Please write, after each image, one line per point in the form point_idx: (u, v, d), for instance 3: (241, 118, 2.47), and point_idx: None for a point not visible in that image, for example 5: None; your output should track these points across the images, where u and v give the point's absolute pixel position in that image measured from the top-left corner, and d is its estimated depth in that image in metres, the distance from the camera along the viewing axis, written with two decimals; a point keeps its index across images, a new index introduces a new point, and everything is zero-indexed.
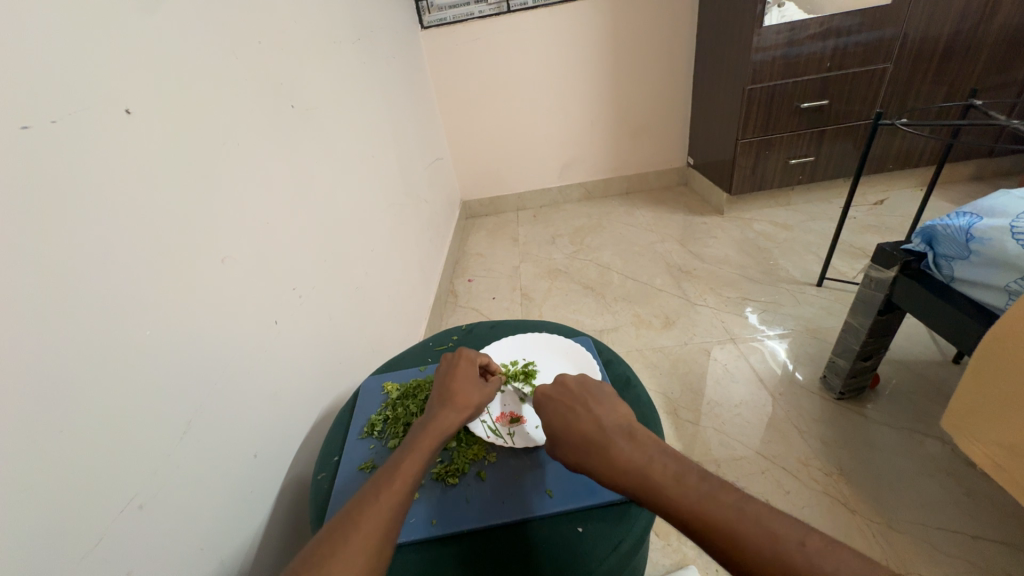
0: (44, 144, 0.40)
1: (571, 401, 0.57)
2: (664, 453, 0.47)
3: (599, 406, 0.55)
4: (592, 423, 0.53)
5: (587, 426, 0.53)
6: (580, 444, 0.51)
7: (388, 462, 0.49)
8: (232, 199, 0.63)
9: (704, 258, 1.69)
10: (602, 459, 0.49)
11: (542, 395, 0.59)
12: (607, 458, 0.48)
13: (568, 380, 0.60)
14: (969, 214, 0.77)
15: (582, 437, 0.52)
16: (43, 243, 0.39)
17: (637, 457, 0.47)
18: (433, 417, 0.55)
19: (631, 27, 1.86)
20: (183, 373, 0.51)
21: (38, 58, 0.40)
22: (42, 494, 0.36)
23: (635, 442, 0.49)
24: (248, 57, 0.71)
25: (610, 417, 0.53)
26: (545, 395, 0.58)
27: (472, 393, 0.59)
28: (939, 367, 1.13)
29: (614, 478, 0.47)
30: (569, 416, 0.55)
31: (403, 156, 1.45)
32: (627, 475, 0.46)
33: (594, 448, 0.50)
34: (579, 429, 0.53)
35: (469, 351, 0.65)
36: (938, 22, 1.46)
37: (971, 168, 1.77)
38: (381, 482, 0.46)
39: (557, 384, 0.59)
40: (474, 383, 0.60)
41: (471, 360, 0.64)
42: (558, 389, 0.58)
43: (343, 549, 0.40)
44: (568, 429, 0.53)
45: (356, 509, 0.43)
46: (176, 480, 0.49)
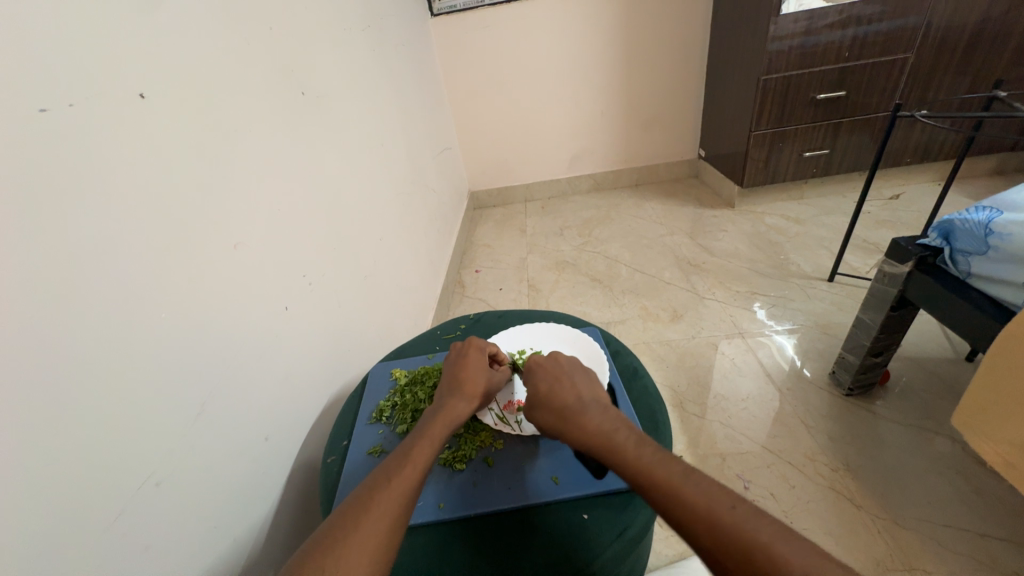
0: (61, 128, 0.40)
1: (556, 375, 0.59)
2: (631, 429, 0.49)
3: (583, 381, 0.59)
4: (574, 392, 0.56)
5: (567, 394, 0.56)
6: (555, 409, 0.55)
7: (399, 447, 0.50)
8: (243, 185, 0.63)
9: (713, 251, 1.67)
10: (572, 423, 0.53)
11: (534, 363, 0.62)
12: (577, 423, 0.52)
13: (560, 356, 0.63)
14: (988, 208, 0.75)
15: (560, 402, 0.55)
16: (61, 225, 0.40)
17: (604, 426, 0.51)
18: (443, 404, 0.56)
19: (644, 16, 1.82)
20: (196, 357, 0.52)
21: (53, 41, 0.40)
22: (60, 470, 0.37)
23: (606, 414, 0.53)
24: (258, 44, 0.71)
25: (588, 393, 0.57)
26: (535, 363, 0.62)
27: (481, 380, 0.60)
28: (951, 365, 1.12)
29: (579, 438, 0.51)
30: (551, 384, 0.58)
31: (412, 145, 1.44)
32: (591, 437, 0.50)
33: (567, 413, 0.54)
34: (559, 395, 0.56)
35: (478, 339, 0.66)
36: (963, 11, 1.41)
37: (991, 162, 1.73)
38: (394, 465, 0.47)
39: (549, 357, 0.63)
40: (483, 372, 0.61)
41: (480, 349, 0.64)
42: (549, 360, 0.62)
43: (357, 527, 0.41)
44: (549, 394, 0.57)
45: (369, 490, 0.44)
46: (191, 460, 0.50)
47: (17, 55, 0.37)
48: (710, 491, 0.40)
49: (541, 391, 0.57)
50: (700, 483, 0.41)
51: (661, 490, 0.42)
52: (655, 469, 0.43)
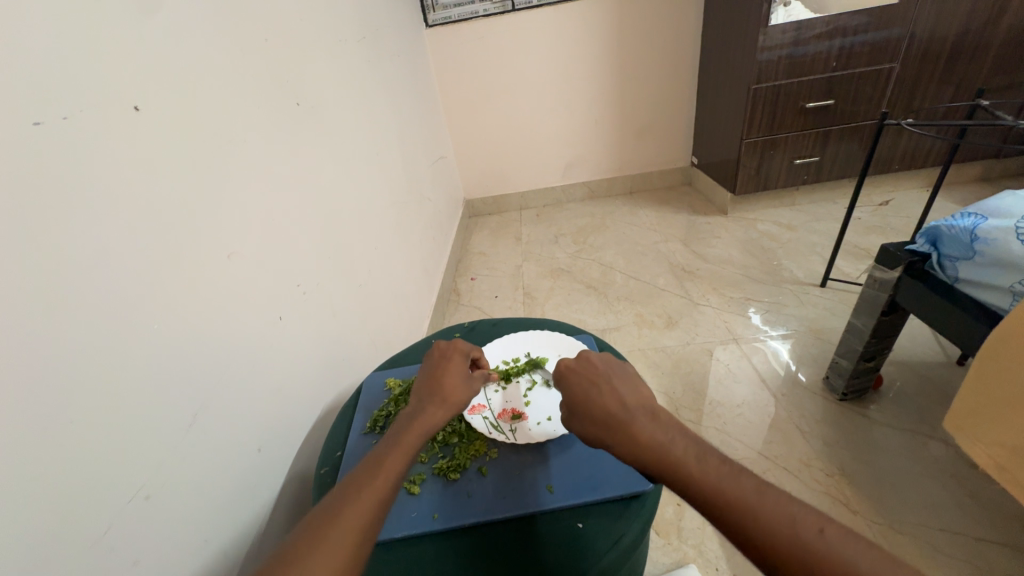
0: (55, 140, 0.40)
1: (592, 379, 0.54)
2: (687, 437, 0.46)
3: (622, 380, 0.54)
4: (615, 398, 0.51)
5: (609, 401, 0.51)
6: (599, 419, 0.50)
7: (371, 456, 0.49)
8: (237, 195, 0.64)
9: (707, 258, 1.69)
10: (622, 435, 0.48)
11: (564, 368, 0.57)
12: (627, 433, 0.47)
13: (590, 355, 0.57)
14: (974, 214, 0.77)
15: (603, 411, 0.50)
16: (54, 237, 0.40)
17: (658, 436, 0.46)
18: (420, 411, 0.55)
19: (635, 27, 1.86)
20: (188, 368, 0.51)
21: (49, 54, 0.41)
22: (49, 484, 0.37)
23: (655, 422, 0.48)
24: (254, 56, 0.72)
25: (631, 396, 0.52)
26: (566, 368, 0.57)
27: (460, 386, 0.58)
28: (943, 369, 1.13)
29: (631, 453, 0.46)
30: (590, 390, 0.53)
31: (407, 154, 1.45)
32: (645, 450, 0.45)
33: (614, 423, 0.49)
34: (600, 403, 0.51)
35: (462, 343, 0.65)
36: (946, 22, 1.45)
37: (977, 169, 1.76)
38: (364, 473, 0.46)
39: (579, 359, 0.57)
40: (462, 377, 0.60)
41: (463, 353, 0.63)
42: (580, 362, 0.56)
43: (325, 536, 0.40)
44: (588, 403, 0.52)
45: (341, 498, 0.43)
46: (181, 473, 0.49)
47: (12, 69, 0.38)
48: (792, 511, 0.38)
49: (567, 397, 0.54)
50: (777, 501, 0.39)
51: (735, 511, 0.39)
52: (727, 486, 0.40)
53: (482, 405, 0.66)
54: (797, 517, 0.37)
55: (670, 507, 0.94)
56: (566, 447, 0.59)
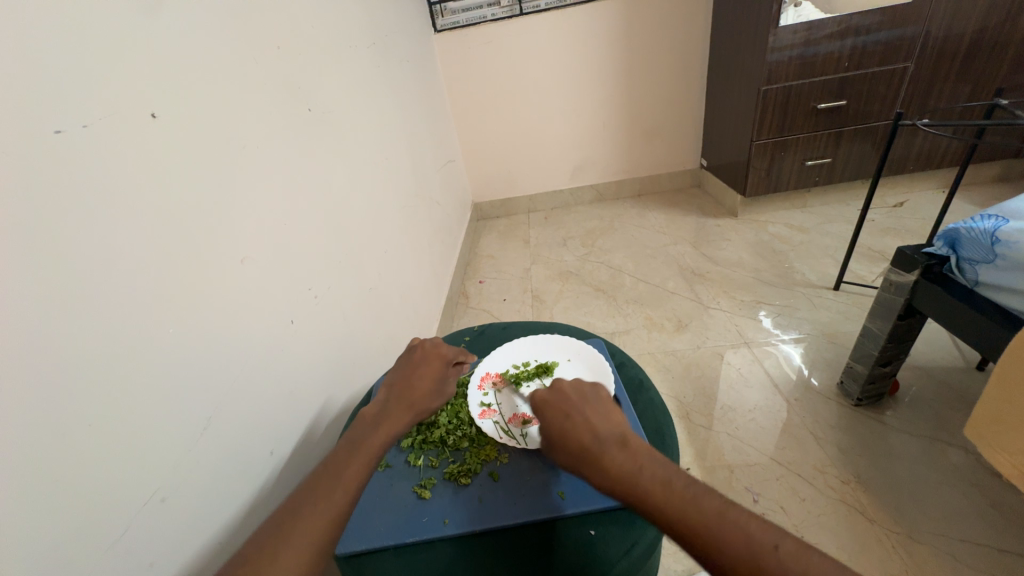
0: (75, 147, 0.41)
1: (565, 410, 0.51)
2: (654, 460, 0.44)
3: (595, 409, 0.51)
4: (588, 430, 0.48)
5: (580, 432, 0.48)
6: (573, 452, 0.47)
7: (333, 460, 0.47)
8: (250, 200, 0.64)
9: (717, 260, 1.67)
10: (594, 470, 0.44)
11: (536, 399, 0.53)
12: (599, 468, 0.44)
13: (562, 384, 0.55)
14: (994, 216, 0.75)
15: (575, 445, 0.47)
16: (75, 243, 0.40)
17: (625, 464, 0.43)
18: (386, 413, 0.54)
19: (644, 29, 1.85)
20: (202, 372, 0.52)
21: (68, 64, 0.42)
22: (66, 487, 0.37)
23: (630, 451, 0.44)
24: (267, 62, 0.73)
25: (605, 426, 0.48)
26: (540, 399, 0.53)
27: (431, 394, 0.57)
28: (962, 374, 1.10)
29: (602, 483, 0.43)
30: (563, 423, 0.50)
31: (416, 158, 1.46)
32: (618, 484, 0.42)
33: (586, 457, 0.46)
34: (574, 436, 0.48)
35: (445, 347, 0.64)
36: (961, 20, 1.43)
37: (995, 169, 1.72)
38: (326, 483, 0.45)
39: (553, 389, 0.54)
40: (433, 381, 0.59)
41: (443, 358, 0.62)
42: (553, 393, 0.53)
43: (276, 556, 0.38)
44: (562, 436, 0.49)
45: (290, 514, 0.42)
46: (196, 475, 0.50)
47: (34, 78, 0.38)
48: (748, 532, 0.36)
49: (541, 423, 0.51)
50: (737, 521, 0.37)
51: (700, 533, 0.37)
52: (688, 508, 0.39)
53: (492, 410, 0.66)
54: (753, 538, 0.36)
55: None
56: None
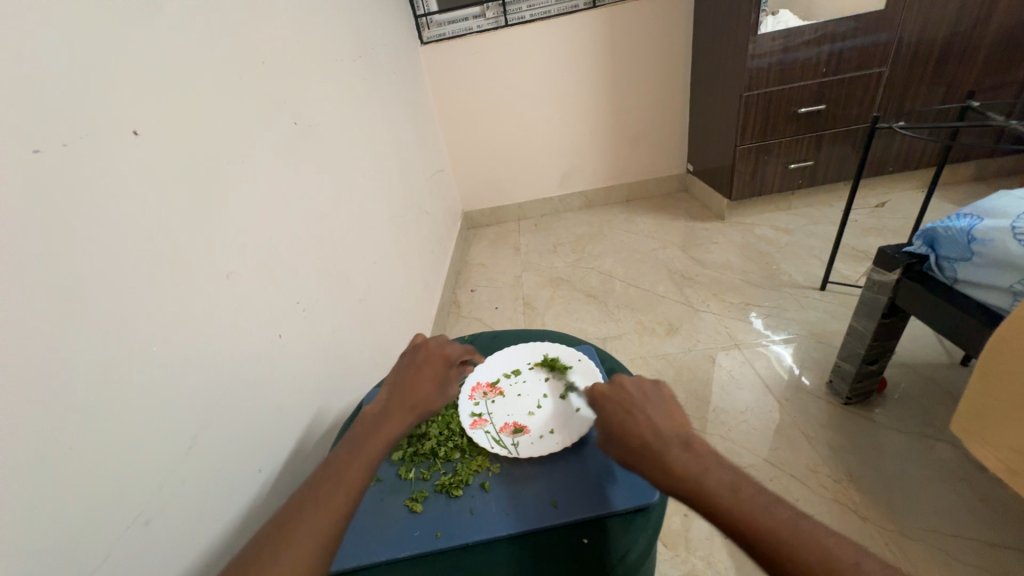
0: (55, 167, 0.41)
1: (626, 407, 0.51)
2: (724, 465, 0.44)
3: (654, 407, 0.51)
4: (651, 427, 0.48)
5: (644, 429, 0.48)
6: (635, 448, 0.47)
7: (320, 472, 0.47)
8: (235, 214, 0.64)
9: (706, 263, 1.69)
10: (658, 465, 0.45)
11: (598, 394, 0.54)
12: (663, 464, 0.44)
13: (623, 381, 0.55)
14: (970, 215, 0.77)
15: (639, 441, 0.47)
16: (55, 263, 0.40)
17: (694, 464, 0.44)
18: (388, 414, 0.52)
19: (627, 38, 1.89)
20: (187, 390, 0.51)
21: (49, 82, 0.41)
22: (48, 511, 0.36)
23: (692, 451, 0.45)
24: (251, 77, 0.73)
25: (667, 425, 0.49)
26: (600, 394, 0.54)
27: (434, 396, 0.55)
28: (947, 369, 1.12)
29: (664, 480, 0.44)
30: (625, 419, 0.50)
31: (404, 169, 1.46)
32: (685, 482, 0.42)
33: (651, 454, 0.46)
34: (635, 432, 0.48)
35: (450, 346, 0.62)
36: (932, 26, 1.47)
37: (971, 168, 1.77)
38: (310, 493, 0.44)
39: (612, 384, 0.55)
40: (435, 382, 0.57)
41: (449, 359, 0.60)
42: (613, 389, 0.54)
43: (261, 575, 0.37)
44: (623, 432, 0.49)
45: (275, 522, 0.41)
46: (181, 495, 0.49)
47: (13, 98, 0.38)
48: (826, 543, 0.37)
49: (604, 418, 0.51)
50: (812, 532, 0.38)
51: (774, 544, 0.37)
52: (763, 518, 0.39)
53: (484, 419, 0.65)
54: (832, 552, 0.37)
55: (677, 518, 0.93)
56: (572, 459, 0.58)
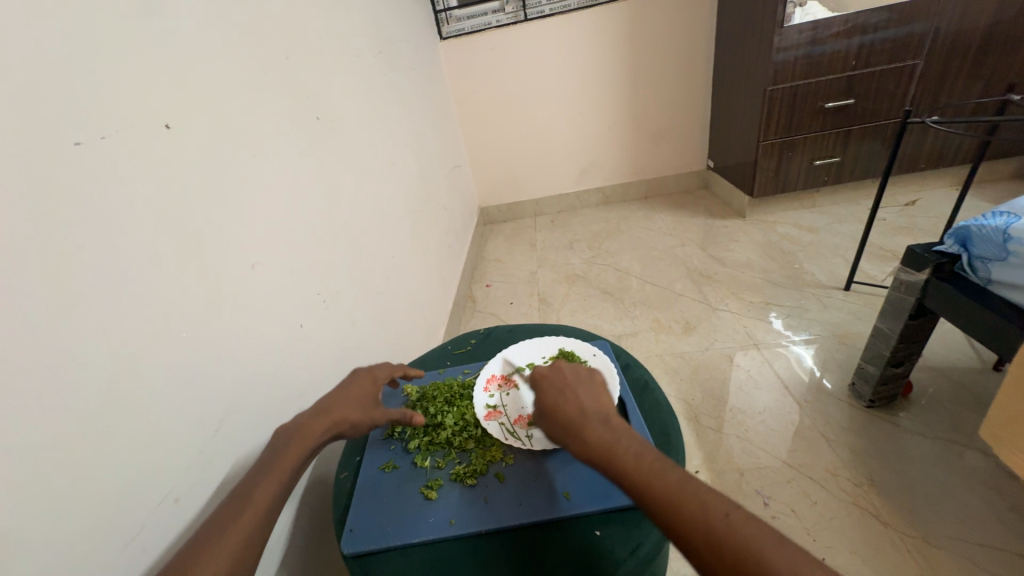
0: (93, 158, 0.43)
1: (559, 387, 0.55)
2: (631, 435, 0.47)
3: (586, 388, 0.54)
4: (576, 406, 0.52)
5: (569, 407, 0.52)
6: (560, 424, 0.51)
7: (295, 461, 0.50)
8: (260, 205, 0.66)
9: (725, 261, 1.66)
10: (574, 438, 0.49)
11: (536, 375, 0.58)
12: (581, 437, 0.48)
13: (563, 365, 0.58)
14: (1006, 213, 0.74)
15: (563, 418, 0.51)
16: (92, 251, 0.42)
17: (608, 438, 0.47)
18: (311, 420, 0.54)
19: (648, 32, 1.86)
20: (214, 375, 0.53)
21: (88, 78, 0.43)
22: (86, 484, 0.39)
23: (608, 426, 0.48)
24: (277, 72, 0.75)
25: (593, 403, 0.52)
26: (539, 376, 0.58)
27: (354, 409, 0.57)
28: (978, 374, 1.08)
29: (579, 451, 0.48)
30: (556, 398, 0.54)
31: (423, 164, 1.48)
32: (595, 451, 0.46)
33: (572, 429, 0.50)
34: (561, 410, 0.52)
35: (378, 369, 0.65)
36: (971, 16, 1.41)
37: (1010, 166, 1.69)
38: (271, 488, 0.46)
39: (552, 368, 0.58)
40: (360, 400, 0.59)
41: (374, 379, 0.63)
42: (552, 371, 0.57)
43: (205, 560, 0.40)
44: (552, 409, 0.53)
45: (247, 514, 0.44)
46: (208, 476, 0.51)
47: (53, 91, 0.40)
48: (706, 498, 0.39)
49: (542, 399, 0.55)
50: (698, 489, 0.39)
51: (659, 500, 0.40)
52: (652, 478, 0.41)
53: (498, 411, 0.66)
54: (709, 506, 0.38)
55: None
56: None
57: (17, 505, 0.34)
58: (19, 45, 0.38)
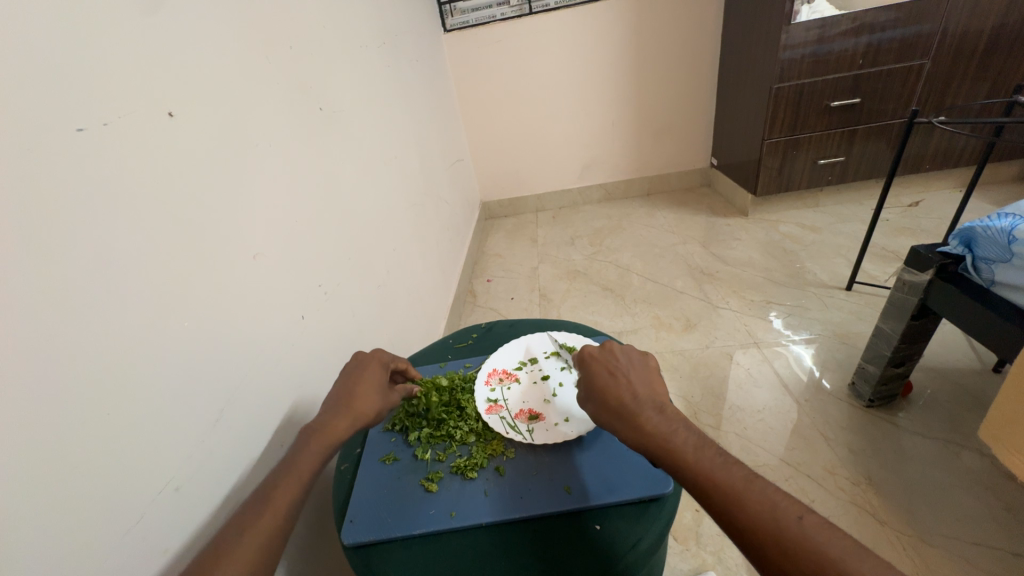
0: (96, 145, 0.42)
1: (611, 369, 0.55)
2: (689, 428, 0.47)
3: (638, 374, 0.54)
4: (629, 391, 0.52)
5: (621, 391, 0.52)
6: (610, 407, 0.51)
7: (307, 458, 0.49)
8: (261, 195, 0.65)
9: (726, 260, 1.66)
10: (628, 423, 0.49)
11: (586, 354, 0.57)
12: (632, 424, 0.48)
13: (613, 346, 0.58)
14: (1012, 215, 0.73)
15: (613, 400, 0.51)
16: (95, 237, 0.41)
17: (663, 428, 0.47)
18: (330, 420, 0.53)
19: (653, 27, 1.84)
20: (216, 364, 0.53)
21: (94, 65, 0.43)
22: (89, 471, 0.39)
23: (664, 415, 0.49)
24: (279, 60, 0.74)
25: (645, 390, 0.52)
26: (587, 356, 0.57)
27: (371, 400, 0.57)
28: (979, 376, 1.08)
29: (630, 436, 0.48)
30: (607, 380, 0.54)
31: (425, 156, 1.47)
32: (650, 439, 0.47)
33: (624, 414, 0.50)
34: (613, 393, 0.52)
35: (383, 353, 0.65)
36: (980, 16, 1.40)
37: (1014, 168, 1.69)
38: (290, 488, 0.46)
39: (602, 349, 0.58)
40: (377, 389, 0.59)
41: (382, 363, 0.63)
42: (604, 353, 0.57)
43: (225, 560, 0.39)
44: (602, 390, 0.53)
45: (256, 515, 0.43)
46: (208, 465, 0.51)
47: (56, 77, 0.40)
48: (773, 500, 0.40)
49: (591, 381, 0.54)
50: (762, 490, 0.40)
51: (723, 497, 0.41)
52: (715, 473, 0.42)
53: (499, 404, 0.66)
54: (780, 509, 0.39)
55: (689, 513, 0.93)
56: (587, 447, 0.58)
57: (19, 492, 0.34)
58: (20, 27, 0.37)
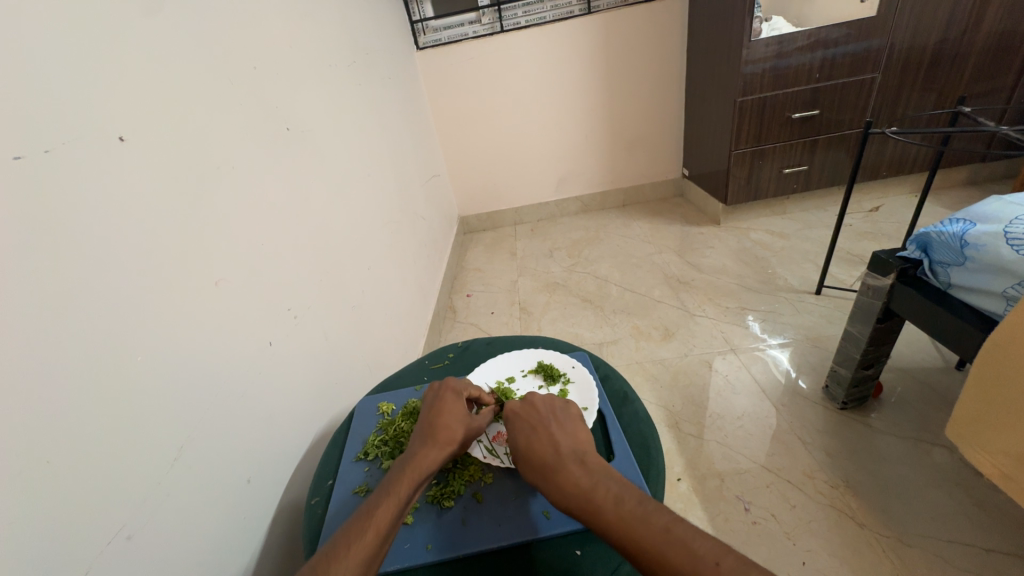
0: (37, 173, 0.40)
1: (534, 424, 0.55)
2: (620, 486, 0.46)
3: (563, 427, 0.54)
4: (551, 443, 0.52)
5: (545, 448, 0.51)
6: (535, 466, 0.50)
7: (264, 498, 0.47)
8: (223, 216, 0.63)
9: (701, 268, 1.69)
10: (551, 482, 0.48)
11: (508, 412, 0.58)
12: (557, 483, 0.47)
13: (535, 400, 0.58)
14: (962, 220, 0.77)
15: (537, 460, 0.51)
16: (33, 269, 0.39)
17: (585, 482, 0.47)
18: (417, 456, 0.53)
19: (621, 45, 1.90)
20: (173, 399, 0.50)
21: (35, 93, 0.41)
22: (22, 525, 0.36)
23: (585, 467, 0.48)
24: (242, 80, 0.73)
25: (567, 443, 0.52)
26: (511, 414, 0.57)
27: (457, 426, 0.56)
28: (942, 374, 1.12)
29: (555, 496, 0.47)
30: (529, 438, 0.53)
31: (399, 172, 1.46)
32: (576, 497, 0.45)
33: (548, 471, 0.49)
34: (536, 451, 0.52)
35: (454, 380, 0.63)
36: (923, 32, 1.48)
37: (964, 173, 1.78)
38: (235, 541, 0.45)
39: (524, 404, 0.58)
40: (458, 416, 0.58)
41: (456, 391, 0.61)
42: (525, 408, 0.57)
43: None
44: (527, 450, 0.52)
45: None
46: (164, 508, 0.48)
47: None
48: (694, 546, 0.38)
49: (516, 444, 0.54)
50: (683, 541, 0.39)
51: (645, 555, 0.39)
52: (642, 529, 0.41)
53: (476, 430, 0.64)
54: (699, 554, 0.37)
55: None
56: None
57: None
58: None
